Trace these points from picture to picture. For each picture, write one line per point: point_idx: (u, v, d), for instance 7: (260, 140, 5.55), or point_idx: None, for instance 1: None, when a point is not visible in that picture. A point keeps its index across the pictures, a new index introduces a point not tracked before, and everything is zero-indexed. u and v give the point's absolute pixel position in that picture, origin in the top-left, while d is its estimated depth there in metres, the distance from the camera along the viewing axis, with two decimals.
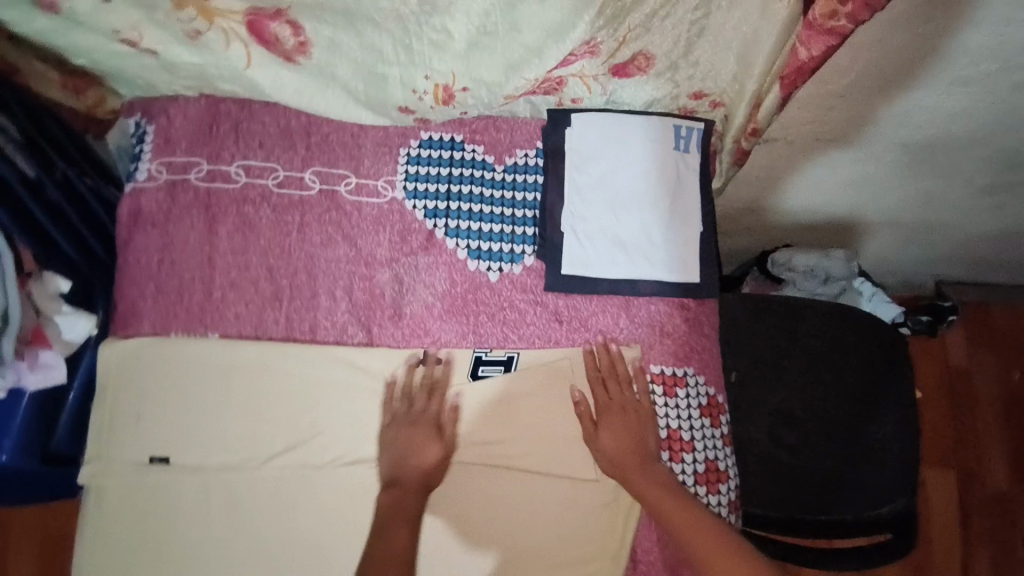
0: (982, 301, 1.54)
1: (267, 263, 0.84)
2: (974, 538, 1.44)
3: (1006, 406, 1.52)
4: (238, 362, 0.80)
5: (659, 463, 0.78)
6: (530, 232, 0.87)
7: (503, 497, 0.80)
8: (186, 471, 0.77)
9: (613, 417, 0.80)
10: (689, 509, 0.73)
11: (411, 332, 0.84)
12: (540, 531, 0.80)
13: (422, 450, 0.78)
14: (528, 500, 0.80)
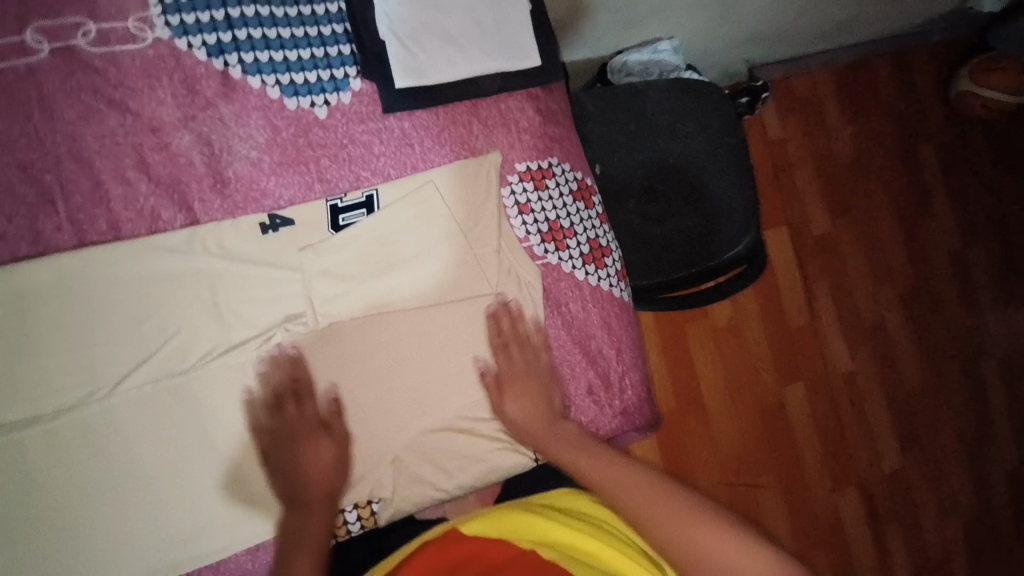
0: (785, 76, 1.71)
1: (11, 159, 0.64)
2: (812, 278, 1.69)
3: (818, 160, 1.74)
4: (27, 285, 0.63)
5: (563, 421, 0.73)
6: (346, 51, 0.75)
7: (388, 343, 0.73)
8: (9, 430, 0.62)
9: (517, 386, 0.74)
10: (592, 456, 0.68)
11: (243, 198, 0.71)
12: (449, 364, 0.74)
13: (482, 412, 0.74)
14: (422, 336, 0.74)
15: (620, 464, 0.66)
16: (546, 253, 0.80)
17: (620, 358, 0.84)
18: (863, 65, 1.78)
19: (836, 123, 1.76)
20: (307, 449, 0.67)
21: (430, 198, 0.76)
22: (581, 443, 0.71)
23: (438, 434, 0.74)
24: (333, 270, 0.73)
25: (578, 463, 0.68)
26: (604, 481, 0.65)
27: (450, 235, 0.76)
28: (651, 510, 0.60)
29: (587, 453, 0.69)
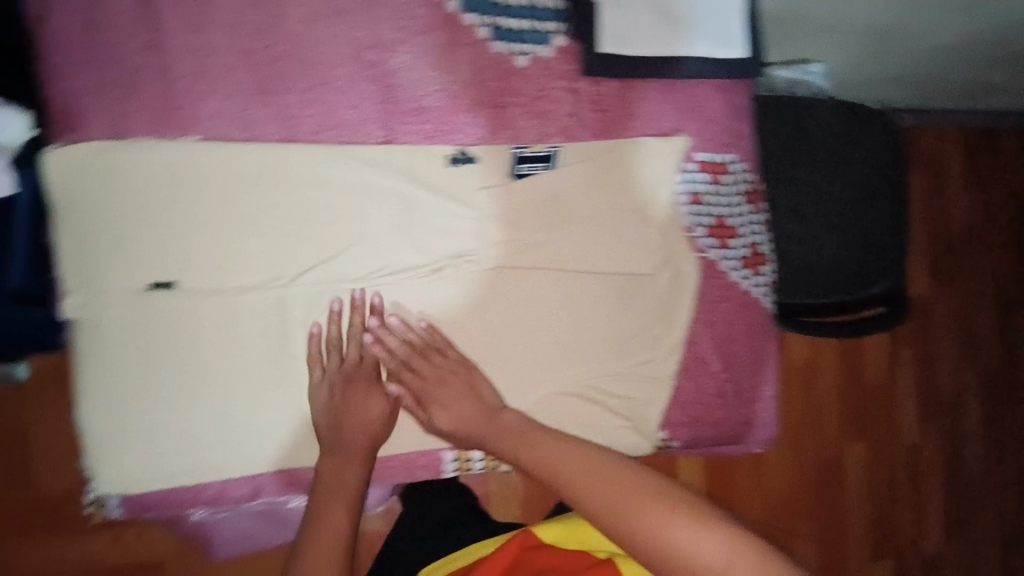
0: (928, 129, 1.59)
1: (241, 46, 0.66)
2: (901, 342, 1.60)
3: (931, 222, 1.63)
4: (241, 166, 0.67)
5: (503, 414, 0.69)
6: (558, 6, 0.75)
7: (538, 294, 0.76)
8: (199, 296, 0.67)
9: (439, 396, 0.70)
10: (555, 446, 0.64)
11: (436, 129, 0.72)
12: (588, 330, 0.77)
13: (363, 411, 0.69)
14: (572, 296, 0.77)
15: (572, 444, 0.64)
16: (707, 248, 0.80)
17: (755, 368, 0.83)
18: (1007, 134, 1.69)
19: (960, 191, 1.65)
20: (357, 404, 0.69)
21: (611, 170, 0.76)
22: (527, 427, 0.68)
23: (568, 398, 0.77)
24: (509, 216, 0.75)
25: (523, 447, 0.66)
26: (547, 461, 0.63)
27: (620, 209, 0.77)
28: (602, 484, 0.59)
29: (532, 432, 0.67)
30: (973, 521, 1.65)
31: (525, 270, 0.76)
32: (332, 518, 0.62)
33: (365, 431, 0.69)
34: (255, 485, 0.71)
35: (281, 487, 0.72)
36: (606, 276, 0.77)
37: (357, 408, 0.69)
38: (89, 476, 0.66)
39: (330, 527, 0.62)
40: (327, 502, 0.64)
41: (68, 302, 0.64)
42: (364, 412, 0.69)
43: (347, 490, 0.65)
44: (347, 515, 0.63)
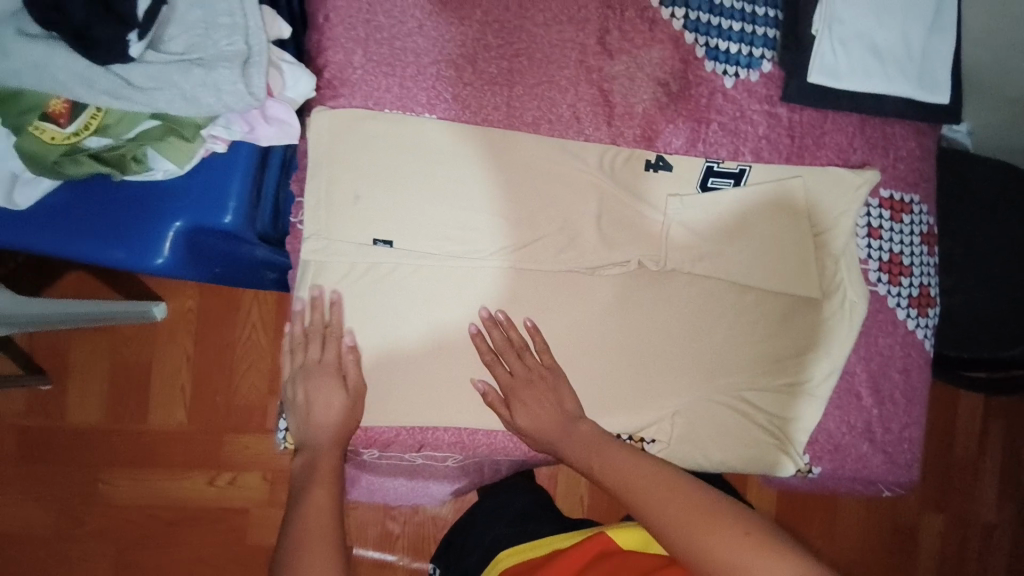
0: None
1: (486, 41, 0.74)
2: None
3: None
4: (465, 145, 0.73)
5: (583, 422, 0.69)
6: (771, 34, 0.80)
7: (700, 304, 0.78)
8: (411, 256, 0.72)
9: (524, 396, 0.70)
10: (611, 458, 0.63)
11: (640, 133, 0.77)
12: (748, 347, 0.78)
13: (328, 413, 0.67)
14: (733, 310, 0.79)
15: (637, 459, 0.62)
16: (879, 282, 0.80)
17: (907, 410, 0.81)
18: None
19: None
20: (332, 392, 0.68)
21: (797, 194, 0.78)
22: (593, 435, 0.67)
23: (721, 406, 0.78)
24: (692, 223, 0.78)
25: (590, 457, 0.65)
26: (616, 472, 0.62)
27: (798, 232, 0.79)
28: (666, 500, 0.57)
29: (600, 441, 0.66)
30: None
31: (696, 277, 0.78)
32: (320, 510, 0.60)
33: (337, 429, 0.67)
34: (422, 440, 0.75)
35: (444, 446, 0.76)
36: (778, 292, 0.79)
37: (322, 404, 0.68)
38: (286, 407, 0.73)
39: (316, 512, 0.60)
40: (318, 485, 0.62)
41: (304, 247, 0.71)
42: (326, 415, 0.67)
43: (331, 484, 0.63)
44: (329, 498, 0.62)
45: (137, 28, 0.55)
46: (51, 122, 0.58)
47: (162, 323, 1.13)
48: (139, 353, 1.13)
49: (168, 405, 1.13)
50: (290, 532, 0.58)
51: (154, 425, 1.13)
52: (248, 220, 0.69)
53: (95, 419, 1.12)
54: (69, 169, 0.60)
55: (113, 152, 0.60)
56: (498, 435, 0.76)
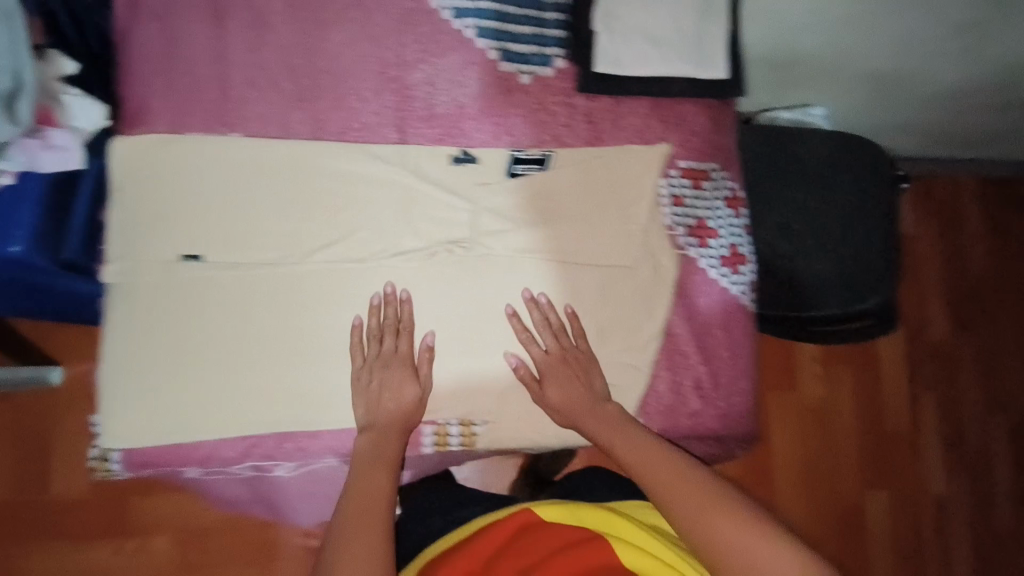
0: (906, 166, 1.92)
1: (287, 61, 0.77)
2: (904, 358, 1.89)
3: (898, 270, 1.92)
4: (270, 157, 0.77)
5: (608, 403, 0.79)
6: (560, 35, 0.85)
7: (535, 281, 0.82)
8: (220, 268, 0.75)
9: (557, 373, 0.79)
10: (628, 438, 0.76)
11: (445, 133, 0.82)
12: (569, 318, 0.83)
13: (393, 399, 0.75)
14: (558, 283, 0.82)
15: (664, 447, 0.75)
16: (689, 246, 0.86)
17: (732, 362, 0.87)
18: (937, 179, 2.00)
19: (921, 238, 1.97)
20: (389, 385, 0.75)
21: (598, 175, 0.85)
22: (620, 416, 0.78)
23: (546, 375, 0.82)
24: (504, 209, 0.82)
25: (613, 438, 0.76)
26: (635, 454, 0.74)
27: (601, 208, 0.84)
28: (684, 490, 0.70)
29: (626, 423, 0.77)
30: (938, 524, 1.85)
31: (514, 257, 0.82)
32: (376, 480, 0.71)
33: (389, 416, 0.75)
34: (250, 444, 0.75)
35: (272, 451, 0.76)
36: (592, 266, 0.83)
37: (392, 390, 0.75)
38: (101, 425, 0.74)
39: (373, 493, 0.70)
40: (369, 491, 0.71)
41: (110, 267, 0.74)
42: (394, 396, 0.75)
43: (381, 501, 0.71)
44: (381, 519, 0.69)
45: None
46: None
47: (61, 388, 1.17)
48: (42, 422, 1.16)
49: (77, 472, 1.15)
50: (347, 507, 0.70)
51: (63, 496, 1.14)
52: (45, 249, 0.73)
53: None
54: None
55: None
56: (324, 436, 0.77)
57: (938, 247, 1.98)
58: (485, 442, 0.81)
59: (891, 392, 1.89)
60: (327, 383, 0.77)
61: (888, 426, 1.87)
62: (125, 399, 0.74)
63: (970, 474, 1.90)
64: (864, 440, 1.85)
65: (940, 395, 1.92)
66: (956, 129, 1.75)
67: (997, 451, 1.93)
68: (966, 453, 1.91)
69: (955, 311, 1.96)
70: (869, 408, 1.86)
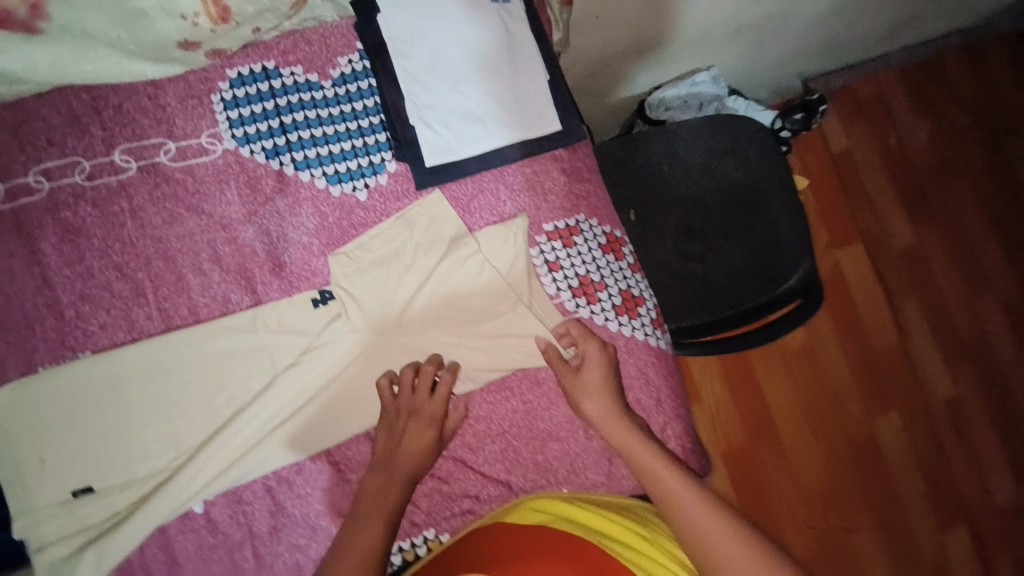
0: (843, 85, 1.79)
1: (114, 263, 0.77)
2: (887, 272, 1.74)
3: (843, 183, 1.76)
4: (125, 367, 0.74)
5: (635, 414, 0.77)
6: (382, 138, 0.83)
7: (434, 320, 0.82)
8: (118, 492, 0.73)
9: (590, 354, 0.78)
10: (672, 474, 0.69)
11: (298, 279, 0.80)
12: (451, 325, 0.82)
13: (416, 448, 0.74)
14: (443, 300, 0.82)
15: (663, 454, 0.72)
16: (578, 307, 0.83)
17: (661, 409, 0.84)
18: (859, 82, 1.80)
19: (862, 149, 1.78)
20: (399, 439, 0.74)
21: (467, 243, 0.82)
22: (651, 444, 0.73)
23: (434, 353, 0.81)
24: (390, 321, 0.81)
25: (654, 471, 0.70)
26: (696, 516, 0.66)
27: (451, 239, 0.82)
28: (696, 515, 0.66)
29: (675, 478, 0.69)
30: (978, 448, 1.69)
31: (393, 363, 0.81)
32: (370, 538, 0.67)
33: (413, 463, 0.73)
34: None
35: None
36: (448, 259, 0.82)
37: (410, 437, 0.74)
38: None
39: None
40: None
41: None
42: (411, 445, 0.74)
43: None
44: None
45: None
46: None
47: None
48: None
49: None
50: None
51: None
52: None
53: None
54: None
55: None
56: None
57: (883, 154, 1.79)
58: (428, 508, 0.79)
59: (873, 309, 1.71)
60: (253, 567, 0.74)
61: (879, 350, 1.70)
62: None
63: (980, 373, 1.72)
64: (858, 376, 1.67)
65: (927, 299, 1.74)
66: (866, 37, 1.61)
67: (1006, 345, 1.74)
68: (973, 350, 1.73)
69: (915, 207, 1.77)
70: (853, 331, 1.69)
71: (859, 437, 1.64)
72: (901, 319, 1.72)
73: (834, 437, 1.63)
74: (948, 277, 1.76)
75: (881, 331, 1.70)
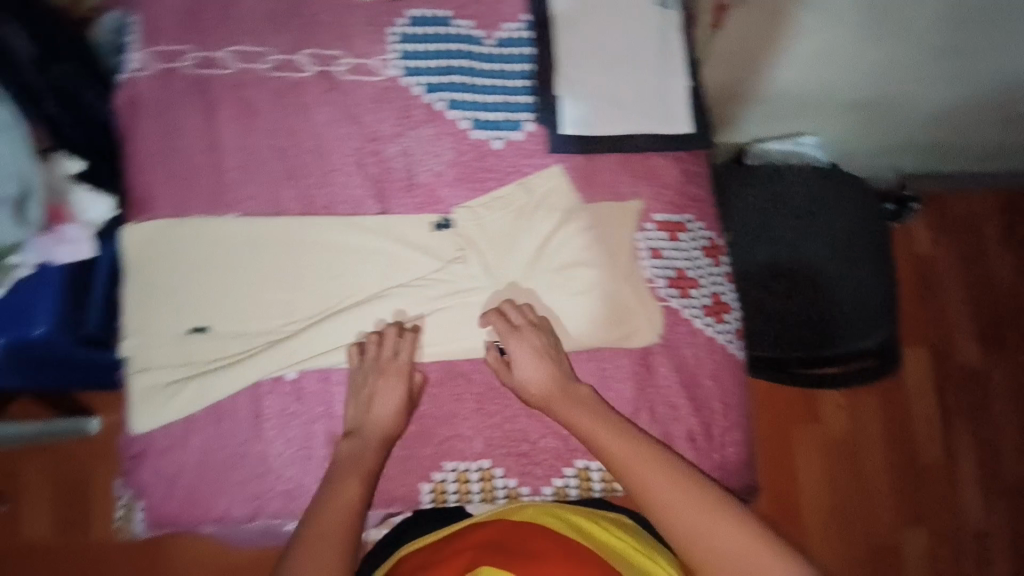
0: (937, 193, 1.72)
1: (275, 144, 0.86)
2: (946, 391, 1.64)
3: (919, 288, 1.68)
4: (261, 235, 0.84)
5: (581, 383, 0.79)
6: (529, 100, 0.90)
7: (546, 277, 0.87)
8: (227, 339, 0.82)
9: (517, 341, 0.80)
10: (616, 434, 0.73)
11: (424, 201, 0.87)
12: (558, 285, 0.87)
13: (385, 407, 0.77)
14: (555, 262, 0.87)
15: (618, 424, 0.74)
16: (669, 297, 0.87)
17: (725, 414, 0.86)
18: (953, 197, 1.73)
19: (946, 261, 1.71)
20: (376, 391, 0.78)
21: (582, 218, 0.88)
22: (614, 419, 0.75)
23: (535, 305, 0.86)
24: (498, 269, 0.87)
25: (603, 445, 0.72)
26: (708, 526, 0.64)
27: (574, 210, 0.88)
28: (648, 480, 0.68)
29: (677, 491, 0.67)
30: None
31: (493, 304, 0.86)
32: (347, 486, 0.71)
33: (385, 424, 0.77)
34: (255, 507, 0.79)
35: (277, 510, 0.79)
36: (562, 229, 0.88)
37: (381, 397, 0.78)
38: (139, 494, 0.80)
39: (324, 536, 0.65)
40: (326, 530, 0.66)
41: (126, 343, 0.81)
42: (385, 404, 0.78)
43: (341, 537, 0.65)
44: (350, 515, 0.68)
45: None
46: None
47: (98, 439, 1.24)
48: (78, 472, 1.23)
49: (109, 518, 1.21)
50: (306, 528, 0.66)
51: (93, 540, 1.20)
52: (64, 321, 0.77)
53: (40, 537, 1.19)
54: None
55: None
56: None
57: (968, 271, 1.70)
58: (485, 440, 0.83)
59: (926, 418, 1.63)
60: (323, 443, 0.81)
61: (924, 462, 1.59)
62: (148, 467, 0.79)
63: None
64: (893, 482, 1.58)
65: (980, 428, 1.63)
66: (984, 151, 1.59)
67: None
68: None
69: (990, 332, 1.68)
70: (901, 440, 1.60)
71: (885, 546, 1.54)
72: (954, 440, 1.62)
73: (856, 542, 1.52)
74: (1010, 412, 1.65)
75: (927, 443, 1.61)
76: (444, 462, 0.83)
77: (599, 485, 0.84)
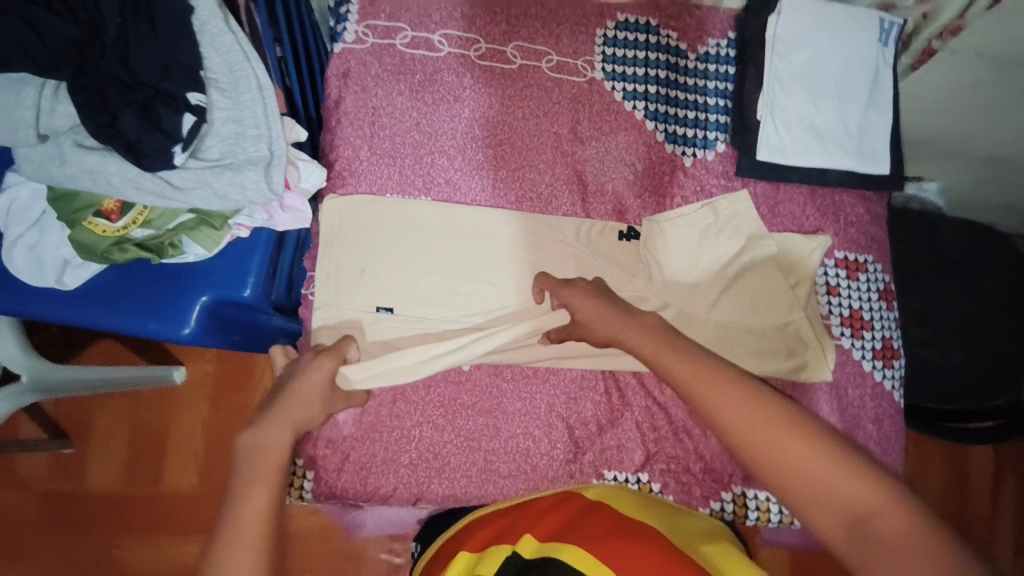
0: None
1: (475, 133, 0.86)
2: None
3: None
4: (453, 222, 0.84)
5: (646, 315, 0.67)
6: (722, 120, 0.91)
7: (725, 298, 0.86)
8: (410, 323, 0.82)
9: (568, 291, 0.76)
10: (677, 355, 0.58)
11: (612, 209, 0.88)
12: (735, 306, 0.86)
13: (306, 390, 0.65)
14: (737, 288, 0.86)
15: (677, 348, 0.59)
16: (842, 335, 0.88)
17: (883, 458, 0.86)
18: None
19: None
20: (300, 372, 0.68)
21: (769, 244, 0.87)
22: (675, 345, 0.60)
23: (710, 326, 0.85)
24: (675, 283, 0.86)
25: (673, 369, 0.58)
26: (877, 524, 0.43)
27: (761, 239, 0.87)
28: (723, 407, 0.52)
29: (764, 429, 0.49)
30: None
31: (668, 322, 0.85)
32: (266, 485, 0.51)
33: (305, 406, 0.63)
34: (419, 493, 0.80)
35: (442, 496, 0.80)
36: (745, 254, 0.87)
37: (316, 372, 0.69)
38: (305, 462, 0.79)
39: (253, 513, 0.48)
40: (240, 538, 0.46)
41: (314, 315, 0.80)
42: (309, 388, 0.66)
43: (268, 525, 0.48)
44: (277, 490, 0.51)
45: (181, 141, 0.62)
46: (103, 219, 0.66)
47: (181, 386, 1.18)
48: (160, 418, 1.18)
49: (180, 469, 1.16)
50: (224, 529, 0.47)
51: (165, 490, 1.15)
52: (266, 290, 0.76)
53: (117, 482, 1.16)
54: (117, 256, 0.67)
55: (154, 240, 0.69)
56: (488, 489, 0.81)
57: None
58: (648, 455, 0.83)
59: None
60: (490, 436, 0.82)
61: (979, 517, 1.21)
62: (317, 439, 0.79)
63: None
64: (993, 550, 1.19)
65: None
66: None
67: None
68: None
69: None
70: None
71: None
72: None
73: None
74: None
75: None
76: (605, 471, 0.83)
77: (756, 513, 0.84)
